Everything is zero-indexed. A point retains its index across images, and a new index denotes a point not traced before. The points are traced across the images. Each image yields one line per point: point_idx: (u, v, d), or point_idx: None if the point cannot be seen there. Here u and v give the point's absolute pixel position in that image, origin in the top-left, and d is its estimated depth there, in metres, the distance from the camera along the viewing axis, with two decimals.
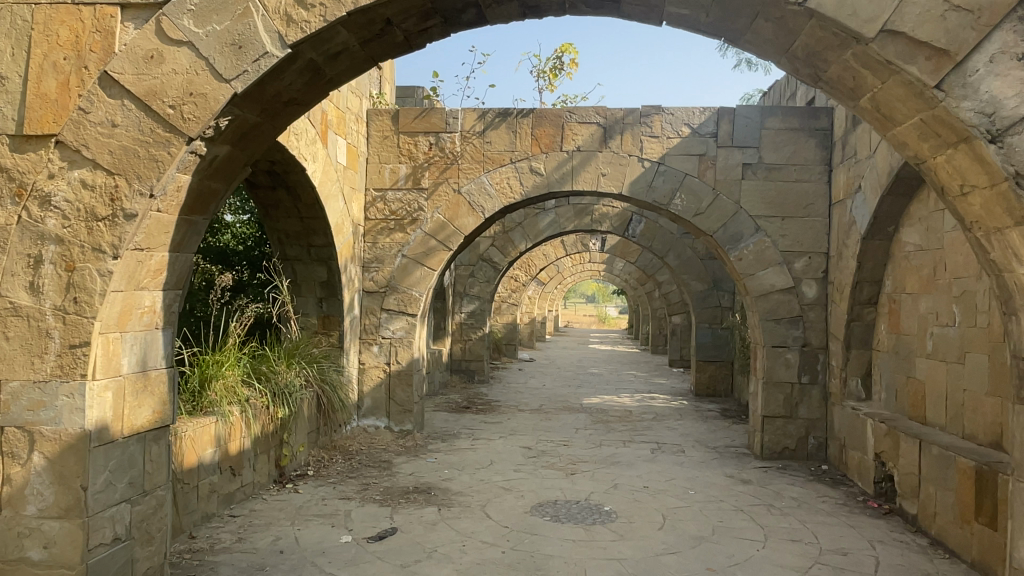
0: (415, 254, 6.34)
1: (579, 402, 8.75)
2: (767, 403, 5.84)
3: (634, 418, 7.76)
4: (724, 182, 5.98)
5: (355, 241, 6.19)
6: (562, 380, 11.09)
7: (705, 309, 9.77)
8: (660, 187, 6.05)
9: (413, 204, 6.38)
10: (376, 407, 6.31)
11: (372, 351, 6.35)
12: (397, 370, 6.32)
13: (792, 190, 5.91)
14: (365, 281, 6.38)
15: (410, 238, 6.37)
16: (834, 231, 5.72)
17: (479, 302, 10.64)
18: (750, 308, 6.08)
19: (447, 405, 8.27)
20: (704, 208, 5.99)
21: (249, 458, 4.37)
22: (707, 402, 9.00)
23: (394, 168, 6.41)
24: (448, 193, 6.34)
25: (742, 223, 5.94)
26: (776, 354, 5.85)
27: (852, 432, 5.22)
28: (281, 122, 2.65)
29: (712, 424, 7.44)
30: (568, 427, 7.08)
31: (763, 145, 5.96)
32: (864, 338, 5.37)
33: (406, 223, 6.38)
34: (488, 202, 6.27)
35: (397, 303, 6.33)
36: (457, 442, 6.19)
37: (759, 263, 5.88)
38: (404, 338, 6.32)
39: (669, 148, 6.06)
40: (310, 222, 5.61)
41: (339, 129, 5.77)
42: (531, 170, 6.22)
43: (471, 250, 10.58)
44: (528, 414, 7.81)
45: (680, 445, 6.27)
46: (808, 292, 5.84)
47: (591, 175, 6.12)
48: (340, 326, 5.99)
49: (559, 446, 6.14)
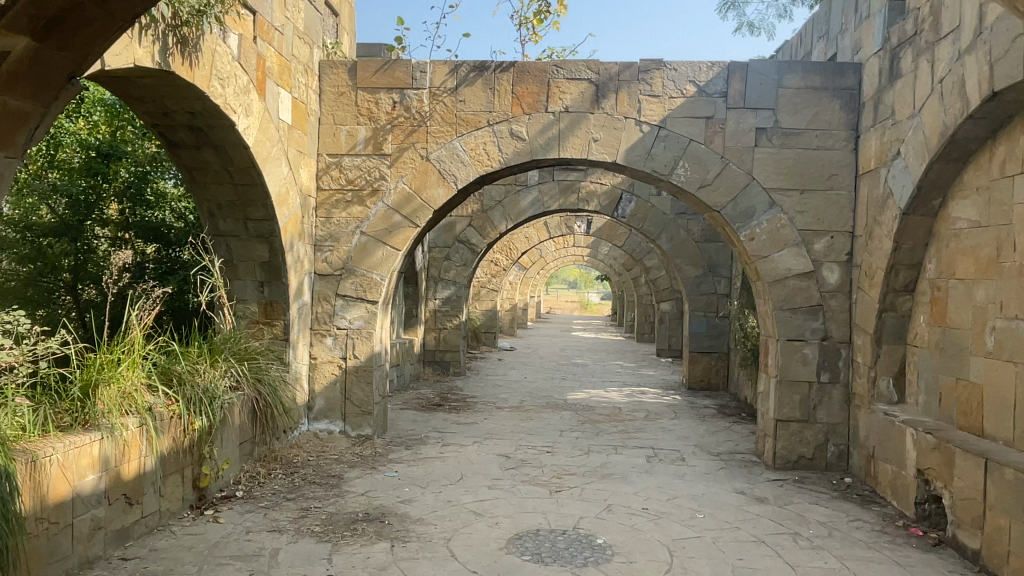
0: (376, 231, 5.43)
1: (563, 399, 7.90)
2: (781, 406, 5.06)
3: (624, 417, 6.94)
4: (734, 149, 5.14)
5: (303, 215, 5.27)
6: (545, 372, 10.26)
7: (700, 296, 8.91)
8: (660, 155, 5.18)
9: (373, 173, 5.46)
10: (330, 408, 5.43)
11: (325, 344, 5.46)
12: (354, 366, 5.44)
13: (814, 159, 5.08)
14: (317, 262, 5.47)
15: (371, 213, 5.46)
16: (862, 207, 4.91)
17: (455, 287, 9.70)
18: (762, 296, 5.27)
19: (416, 402, 7.39)
20: (711, 179, 5.13)
21: (153, 481, 3.52)
22: (702, 397, 8.24)
23: (351, 129, 5.48)
24: (414, 160, 5.42)
25: (754, 197, 5.10)
26: (792, 349, 5.05)
27: (885, 442, 4.45)
28: (119, 7, 1.92)
29: (711, 425, 6.66)
30: (551, 429, 6.24)
31: (780, 106, 5.11)
32: (898, 332, 4.59)
33: (366, 195, 5.46)
34: (460, 170, 5.37)
35: (355, 289, 5.44)
36: (422, 450, 5.33)
37: (774, 245, 5.07)
38: (363, 329, 5.44)
39: (671, 110, 5.18)
40: (246, 190, 4.74)
41: (282, 80, 4.87)
42: (511, 134, 5.34)
43: (446, 230, 9.69)
44: (507, 414, 6.97)
45: (680, 453, 5.47)
46: (830, 279, 5.04)
47: (580, 140, 5.25)
48: (286, 314, 5.11)
49: (541, 454, 5.29)
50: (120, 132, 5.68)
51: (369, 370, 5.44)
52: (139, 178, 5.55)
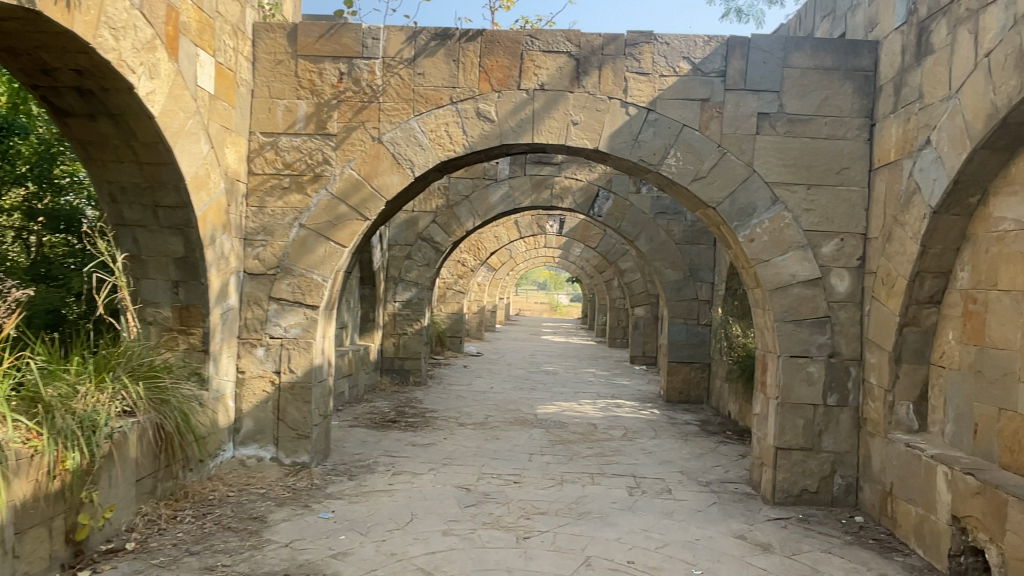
0: (318, 224, 4.63)
1: (533, 414, 7.16)
2: (783, 432, 4.41)
3: (600, 437, 6.24)
4: (733, 137, 4.48)
5: (230, 202, 4.46)
6: (513, 381, 9.52)
7: (680, 302, 8.27)
8: (649, 142, 4.50)
9: (315, 157, 4.65)
10: (259, 431, 4.64)
11: (256, 356, 4.65)
12: (290, 381, 4.64)
13: (822, 150, 4.45)
14: (247, 259, 4.65)
15: (312, 202, 4.65)
16: (878, 205, 4.29)
17: (417, 289, 8.82)
18: (761, 306, 4.63)
19: (368, 418, 6.57)
20: (706, 171, 4.47)
21: (4, 542, 2.69)
22: (682, 411, 7.60)
23: (289, 105, 4.68)
24: (364, 142, 4.63)
25: (754, 192, 4.45)
26: (796, 366, 4.42)
27: (907, 479, 3.83)
28: None
29: (696, 446, 6.01)
30: (519, 453, 5.50)
31: (785, 89, 4.48)
32: (921, 349, 3.98)
33: (306, 181, 4.66)
34: (418, 155, 4.60)
35: (292, 291, 4.63)
36: (368, 481, 4.55)
37: (777, 247, 4.43)
38: (300, 339, 4.64)
39: (662, 90, 4.51)
40: (152, 171, 3.92)
41: (202, 41, 4.07)
42: (477, 114, 4.59)
43: (406, 227, 8.88)
44: (469, 432, 6.21)
45: (666, 484, 4.77)
46: (840, 287, 4.41)
47: (557, 122, 4.54)
48: (205, 321, 4.30)
49: (506, 485, 4.55)
50: (22, 105, 4.82)
51: (306, 387, 4.64)
52: (47, 160, 4.81)
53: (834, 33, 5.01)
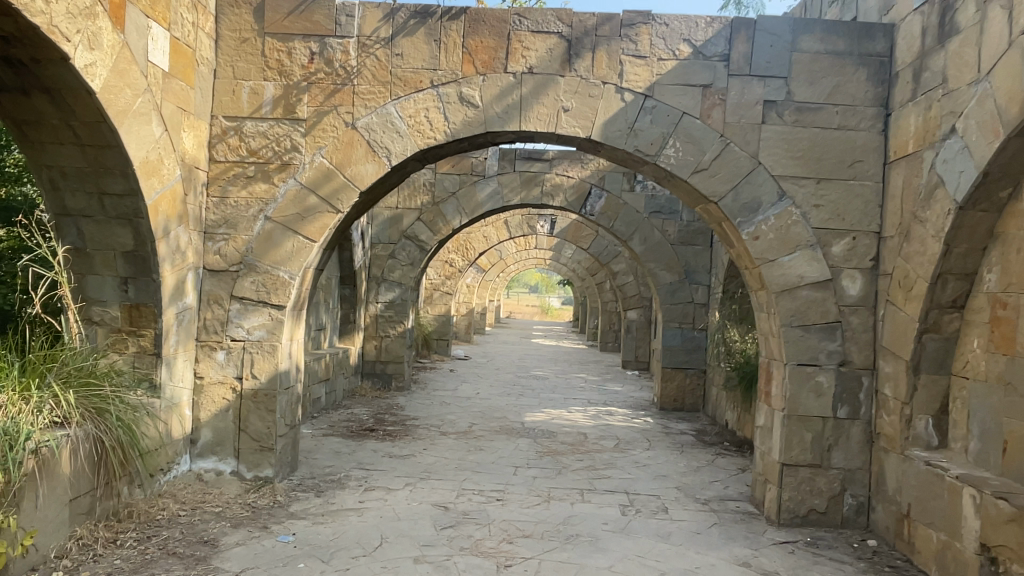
0: (285, 217, 4.24)
1: (520, 422, 6.78)
2: (789, 447, 4.06)
3: (591, 447, 5.87)
4: (737, 126, 4.13)
5: (186, 191, 4.06)
6: (501, 387, 9.13)
7: (675, 305, 7.92)
8: (646, 131, 4.15)
9: (282, 144, 4.26)
10: (219, 442, 4.26)
11: (215, 360, 4.26)
12: (252, 388, 4.25)
13: (833, 142, 4.11)
14: (207, 255, 4.26)
15: (279, 193, 4.26)
16: (895, 201, 3.96)
17: (400, 289, 8.40)
18: (766, 310, 4.28)
19: (345, 426, 6.17)
20: (707, 162, 4.12)
21: None
22: (677, 420, 7.24)
23: (255, 86, 4.29)
24: (337, 128, 4.24)
25: (760, 186, 4.11)
26: (803, 376, 4.07)
27: (926, 500, 3.50)
28: None
29: (692, 458, 5.65)
30: (504, 465, 5.12)
31: (794, 75, 4.13)
32: (941, 358, 3.64)
33: (273, 169, 4.27)
34: (395, 142, 4.22)
35: (256, 289, 4.24)
36: (336, 498, 4.16)
37: (783, 246, 4.08)
38: (264, 342, 4.25)
39: (660, 75, 4.15)
40: (96, 153, 3.51)
41: (154, 12, 3.68)
42: (460, 99, 4.21)
43: (390, 225, 8.46)
44: (451, 442, 5.81)
45: (662, 502, 4.40)
46: (851, 290, 4.07)
47: (547, 109, 4.18)
48: (157, 322, 3.91)
49: (488, 503, 4.18)
50: None
51: (270, 395, 4.25)
52: (0, 148, 4.57)
53: (847, 16, 4.67)
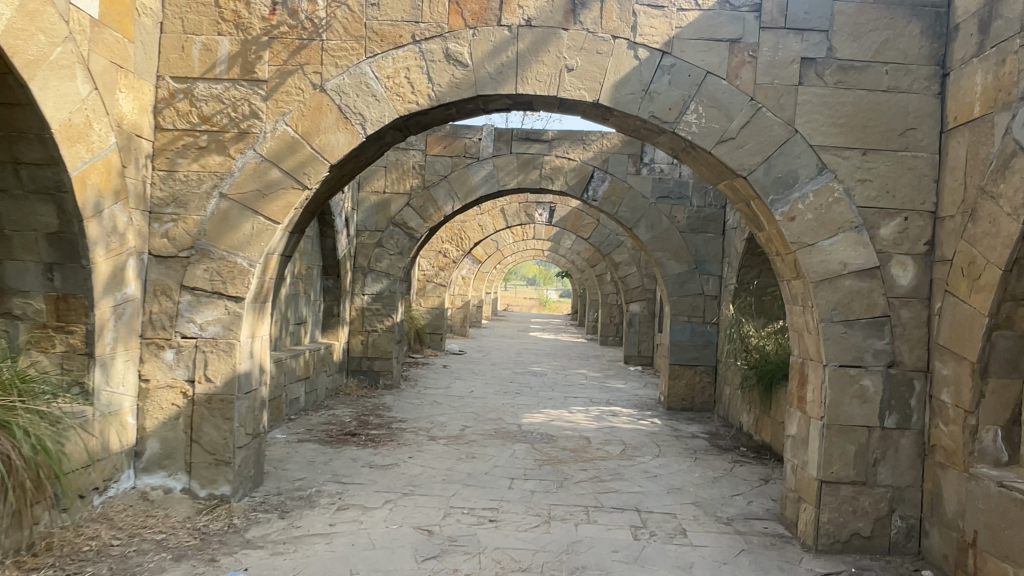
0: (243, 194, 3.64)
1: (516, 424, 6.19)
2: (829, 461, 3.51)
3: (595, 454, 5.29)
4: (770, 88, 3.54)
5: (125, 163, 3.47)
6: (496, 384, 8.56)
7: (683, 297, 7.35)
8: (663, 93, 3.56)
9: (240, 109, 3.66)
10: (168, 455, 3.68)
11: (163, 360, 3.68)
12: (206, 393, 3.66)
13: (882, 106, 3.53)
14: (153, 238, 3.67)
15: (237, 166, 3.66)
16: (955, 175, 3.38)
17: (388, 280, 7.71)
18: (801, 302, 3.71)
19: (323, 430, 5.59)
20: (734, 130, 3.53)
21: None
22: (687, 422, 6.68)
23: (208, 42, 3.68)
24: (303, 91, 3.64)
25: (796, 157, 3.53)
26: (845, 378, 3.51)
27: (998, 528, 2.94)
28: None
29: (708, 467, 5.09)
30: (498, 477, 4.54)
31: (836, 28, 3.54)
32: (1014, 359, 3.07)
33: (229, 139, 3.66)
34: (370, 107, 3.61)
35: (209, 279, 3.65)
36: (303, 520, 3.58)
37: (822, 228, 3.51)
38: (220, 340, 3.66)
39: (680, 28, 3.56)
40: (5, 113, 2.91)
41: None
42: (446, 56, 3.60)
43: (377, 211, 7.78)
44: (440, 449, 5.23)
45: (679, 523, 3.84)
46: (902, 279, 3.51)
47: (547, 67, 3.59)
48: (89, 316, 3.33)
49: (478, 526, 3.60)
50: None
51: (227, 401, 3.66)
52: None
53: None
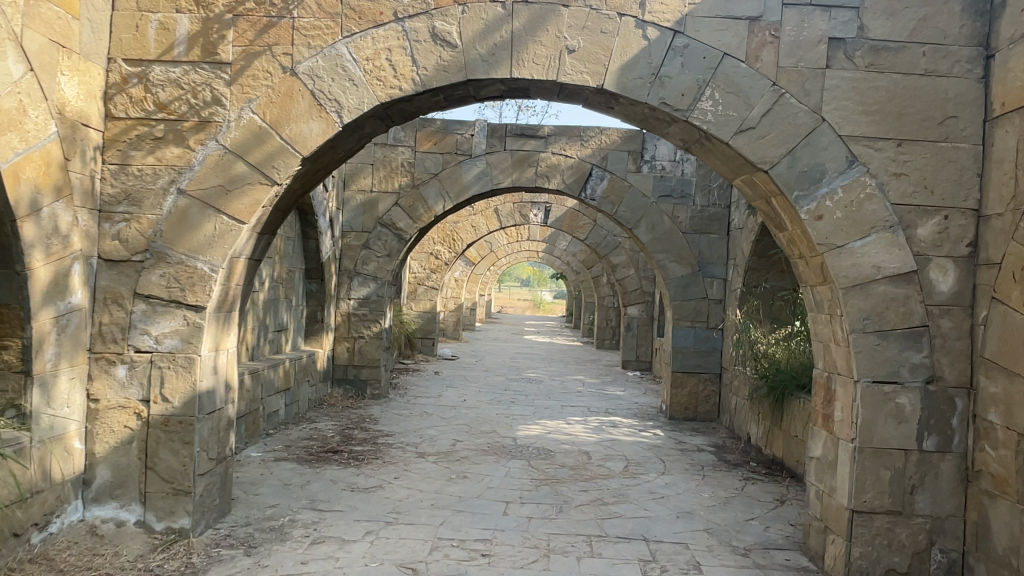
0: (204, 190, 3.24)
1: (511, 438, 5.80)
2: (861, 489, 3.14)
3: (596, 472, 4.91)
4: (795, 71, 3.17)
5: (69, 156, 3.06)
6: (490, 392, 8.17)
7: (686, 301, 6.97)
8: (675, 77, 3.18)
9: (200, 95, 3.25)
10: (120, 484, 3.28)
11: (115, 377, 3.27)
12: (162, 414, 3.26)
13: (918, 92, 3.17)
14: (103, 240, 3.26)
15: (197, 159, 3.26)
16: (1003, 168, 3.01)
17: (376, 284, 7.25)
18: (827, 310, 3.34)
19: (303, 446, 5.18)
20: (755, 119, 3.16)
21: None
22: (691, 434, 6.31)
23: (165, 20, 3.27)
24: (271, 75, 3.23)
25: (823, 149, 3.15)
26: (878, 396, 3.14)
27: None
28: None
29: (718, 486, 4.71)
30: (491, 500, 4.15)
31: (868, 5, 3.17)
32: None
33: (188, 128, 3.26)
34: (347, 93, 3.21)
35: (166, 286, 3.25)
36: (271, 557, 3.18)
37: (852, 228, 3.14)
38: (177, 354, 3.26)
39: (694, 4, 3.18)
40: None
41: None
42: (432, 35, 3.21)
43: (364, 210, 7.32)
44: (428, 468, 4.84)
45: (692, 555, 3.46)
46: (941, 284, 3.14)
47: (545, 49, 3.21)
48: (26, 329, 2.92)
49: (470, 563, 3.20)
50: None
51: (185, 424, 3.26)
52: None
53: None
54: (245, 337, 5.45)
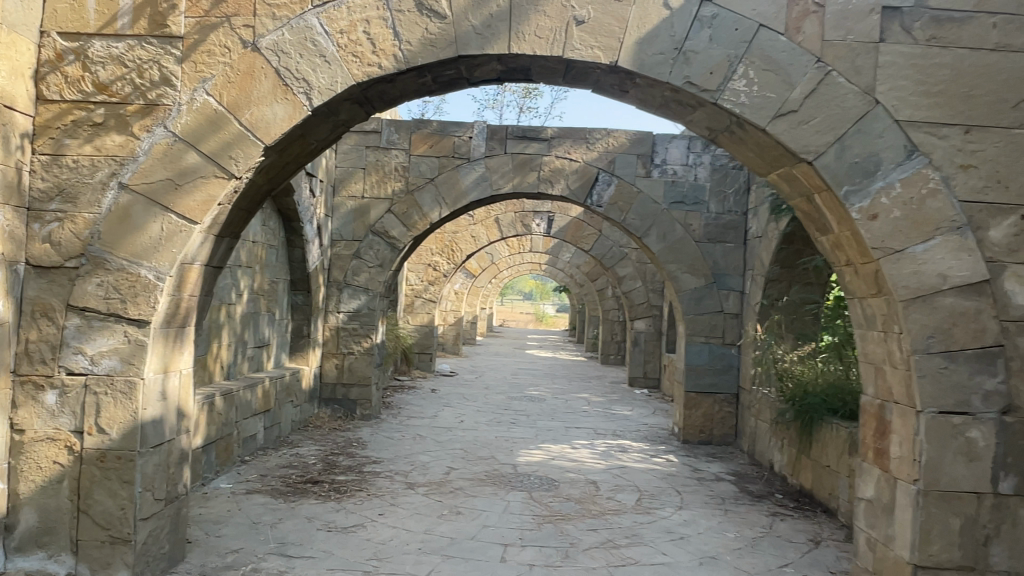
0: (149, 184, 2.77)
1: (511, 465, 5.28)
2: (926, 541, 2.63)
3: (606, 506, 4.39)
4: (844, 44, 2.69)
5: None
6: (489, 412, 7.64)
7: (700, 316, 6.48)
8: (702, 51, 2.71)
9: (147, 74, 2.79)
10: (47, 531, 2.78)
11: (43, 404, 2.78)
12: (98, 448, 2.77)
13: (987, 71, 2.70)
14: (31, 242, 2.79)
15: (142, 148, 2.79)
16: None
17: (367, 296, 6.74)
18: (881, 327, 2.84)
19: (280, 476, 4.67)
20: (796, 101, 2.68)
21: None
22: (707, 460, 5.78)
23: None
24: (229, 50, 2.77)
25: (877, 136, 2.67)
26: (945, 429, 2.64)
27: None
28: None
29: (743, 523, 4.19)
30: (488, 543, 3.63)
31: None
32: None
33: (132, 113, 2.80)
34: (318, 71, 2.75)
35: (104, 296, 2.77)
36: None
37: (912, 229, 2.66)
38: (116, 378, 2.78)
39: None
40: None
41: None
42: (418, 4, 2.75)
43: (354, 218, 6.80)
44: (418, 501, 4.31)
45: None
46: (1018, 296, 2.65)
47: (550, 19, 2.75)
48: None
49: None
50: None
51: (125, 459, 2.77)
52: None
53: None
54: (219, 354, 4.99)
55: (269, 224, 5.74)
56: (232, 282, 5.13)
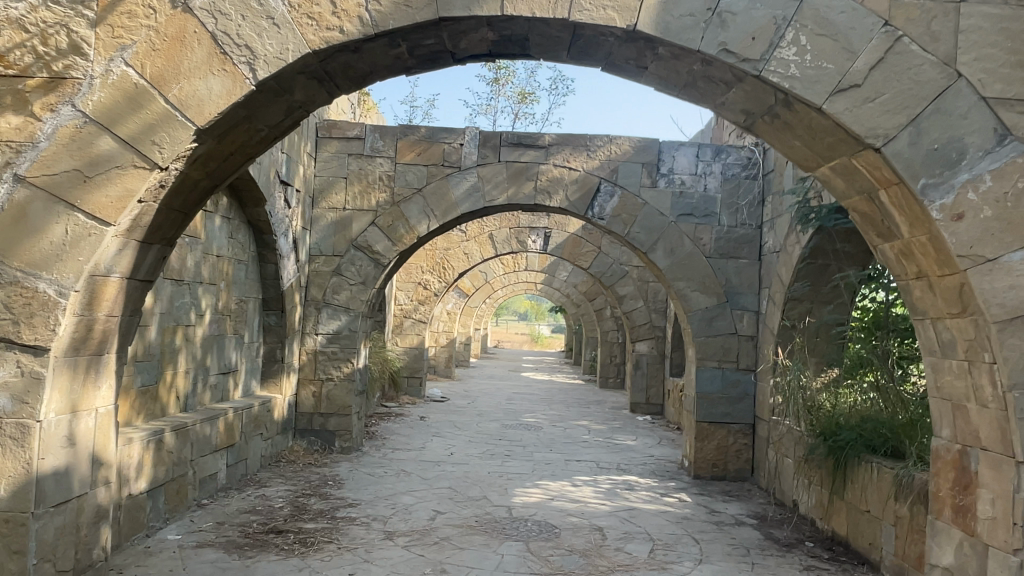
0: (51, 176, 2.20)
1: (506, 508, 4.67)
2: None
3: (615, 560, 3.79)
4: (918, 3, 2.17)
5: None
6: (482, 443, 7.02)
7: (712, 338, 5.93)
8: (741, 12, 2.20)
9: (53, 41, 2.25)
10: None
11: None
12: None
13: None
14: None
15: (44, 132, 2.24)
16: None
17: (348, 317, 6.15)
18: (963, 354, 2.28)
19: (239, 524, 4.05)
20: (860, 73, 2.16)
21: None
22: (724, 500, 5.18)
23: None
24: (153, 9, 2.22)
25: (961, 116, 2.14)
26: None
27: None
28: None
29: None
30: None
31: None
32: None
33: (33, 88, 2.25)
34: (264, 36, 2.21)
35: None
36: None
37: (1008, 231, 2.11)
38: (4, 421, 2.19)
39: None
40: None
41: None
42: None
43: (335, 231, 6.21)
44: (396, 556, 3.69)
45: None
46: None
47: None
48: None
49: None
50: None
51: (14, 525, 2.18)
52: None
53: None
54: (174, 382, 4.41)
55: (237, 237, 5.17)
56: (190, 301, 4.54)
